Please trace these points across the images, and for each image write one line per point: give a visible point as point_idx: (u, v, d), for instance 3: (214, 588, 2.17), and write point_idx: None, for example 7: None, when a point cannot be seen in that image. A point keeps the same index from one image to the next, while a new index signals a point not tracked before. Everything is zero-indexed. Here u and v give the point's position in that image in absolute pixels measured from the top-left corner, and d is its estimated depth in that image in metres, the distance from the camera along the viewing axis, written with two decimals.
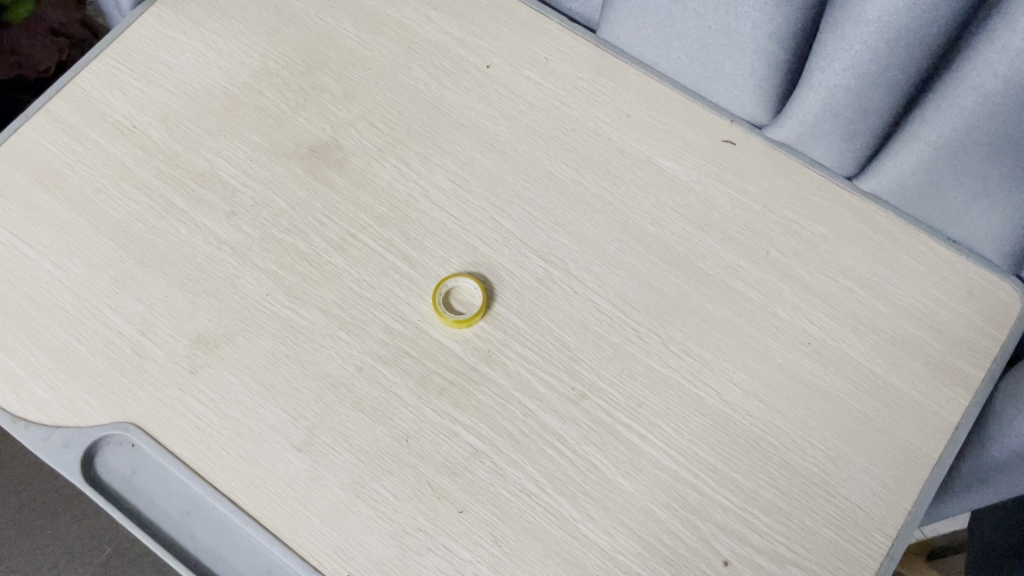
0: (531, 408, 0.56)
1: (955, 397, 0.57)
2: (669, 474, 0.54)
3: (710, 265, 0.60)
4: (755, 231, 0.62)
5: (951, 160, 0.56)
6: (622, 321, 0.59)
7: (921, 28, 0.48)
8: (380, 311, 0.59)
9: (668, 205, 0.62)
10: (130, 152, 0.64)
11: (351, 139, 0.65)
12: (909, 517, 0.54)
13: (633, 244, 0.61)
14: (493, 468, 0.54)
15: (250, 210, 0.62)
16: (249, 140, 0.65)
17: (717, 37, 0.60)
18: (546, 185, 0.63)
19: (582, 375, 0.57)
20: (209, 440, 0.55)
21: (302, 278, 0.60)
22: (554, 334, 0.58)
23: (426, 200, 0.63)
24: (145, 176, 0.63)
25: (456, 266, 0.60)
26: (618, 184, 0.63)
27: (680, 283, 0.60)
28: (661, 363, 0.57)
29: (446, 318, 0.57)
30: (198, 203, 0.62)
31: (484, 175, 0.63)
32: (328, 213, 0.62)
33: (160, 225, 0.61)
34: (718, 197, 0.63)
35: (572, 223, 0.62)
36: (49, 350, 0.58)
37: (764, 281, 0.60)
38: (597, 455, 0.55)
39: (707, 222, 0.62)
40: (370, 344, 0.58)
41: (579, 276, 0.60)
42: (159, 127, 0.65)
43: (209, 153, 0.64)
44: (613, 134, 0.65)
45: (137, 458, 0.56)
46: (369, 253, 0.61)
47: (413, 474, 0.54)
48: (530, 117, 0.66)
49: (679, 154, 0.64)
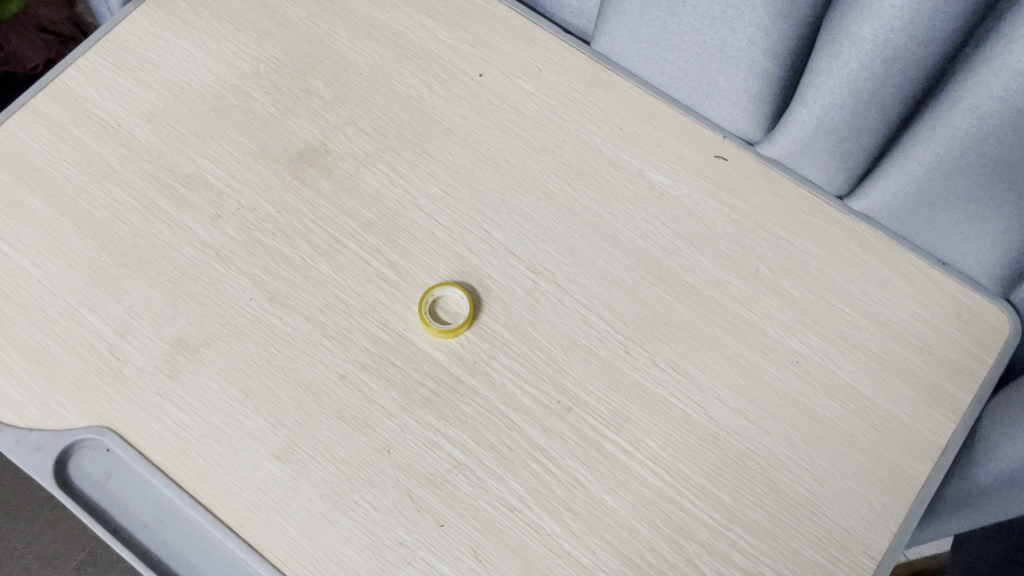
0: (517, 422, 0.55)
1: (942, 419, 0.56)
2: (653, 490, 0.54)
3: (700, 280, 0.60)
4: (745, 248, 0.61)
5: (944, 181, 0.55)
6: (610, 335, 0.58)
7: (917, 48, 0.47)
8: (365, 319, 0.58)
9: (659, 219, 0.62)
10: (114, 151, 0.63)
11: (340, 143, 0.64)
12: (895, 539, 0.53)
13: (623, 258, 0.60)
14: (476, 481, 0.54)
15: (235, 214, 0.61)
16: (237, 142, 0.64)
17: (712, 51, 0.59)
18: (536, 195, 0.62)
19: (568, 389, 0.56)
20: (186, 447, 0.54)
21: (286, 284, 0.59)
22: (541, 346, 0.58)
23: (415, 207, 0.62)
24: (129, 176, 0.62)
25: (443, 275, 0.60)
26: (608, 196, 0.63)
27: (669, 298, 0.59)
28: (649, 378, 0.57)
29: (432, 327, 0.56)
30: (182, 204, 0.61)
31: (474, 184, 0.63)
32: (314, 218, 0.61)
33: (143, 226, 0.60)
34: (708, 212, 0.62)
35: (562, 234, 0.61)
36: (25, 350, 0.57)
37: (754, 298, 0.59)
38: (581, 471, 0.54)
39: (697, 237, 0.61)
40: (354, 352, 0.57)
41: (567, 289, 0.59)
42: (145, 127, 0.64)
43: (197, 155, 0.63)
44: (605, 147, 0.64)
45: (111, 463, 0.55)
46: (355, 260, 0.60)
47: (394, 485, 0.53)
48: (522, 127, 0.65)
49: (670, 168, 0.64)
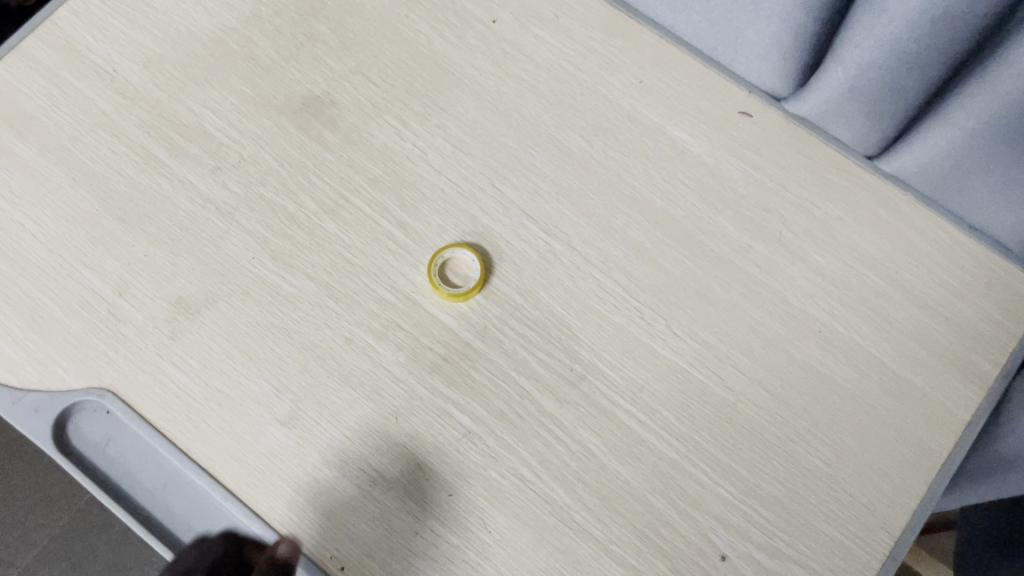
0: (528, 390, 0.54)
1: (969, 394, 0.54)
2: (668, 463, 0.52)
3: (721, 244, 0.57)
4: (768, 210, 0.58)
5: (984, 147, 0.52)
6: (625, 301, 0.56)
7: (968, 7, 0.43)
8: (372, 280, 0.56)
9: (680, 177, 0.59)
10: (109, 98, 0.60)
11: (345, 93, 0.61)
12: (915, 516, 0.51)
13: (640, 219, 0.58)
14: (486, 450, 0.52)
15: (236, 168, 0.58)
16: (237, 91, 0.61)
17: (742, 5, 0.54)
18: (551, 152, 0.59)
19: (582, 356, 0.55)
20: (188, 411, 0.53)
21: (290, 242, 0.56)
22: (554, 312, 0.55)
23: (423, 162, 0.59)
24: (125, 125, 0.59)
25: (453, 235, 0.57)
26: (626, 153, 0.59)
27: (688, 262, 0.57)
28: (665, 346, 0.55)
29: (441, 290, 0.54)
30: (180, 156, 0.59)
31: (486, 139, 0.60)
32: (319, 172, 0.59)
33: (140, 179, 0.58)
34: (732, 172, 0.59)
35: (577, 194, 0.58)
36: (21, 308, 0.55)
37: (776, 264, 0.57)
38: (594, 441, 0.53)
39: (718, 197, 0.58)
40: (360, 315, 0.55)
41: (582, 251, 0.57)
42: (141, 73, 0.61)
43: (195, 104, 0.60)
44: (623, 101, 0.61)
45: (111, 426, 0.53)
46: (361, 218, 0.57)
47: (402, 453, 0.52)
48: (537, 78, 0.61)
49: (692, 125, 0.60)
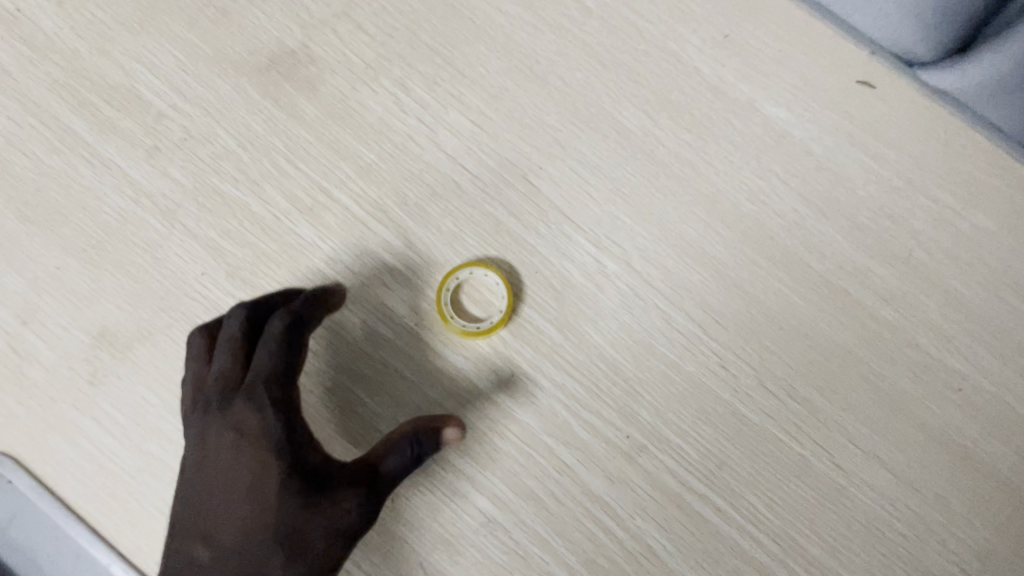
0: (570, 465, 0.41)
1: None
2: (750, 565, 0.41)
3: (831, 265, 0.42)
4: (895, 220, 0.42)
5: None
6: (701, 344, 0.42)
7: None
8: (362, 311, 0.42)
9: (776, 171, 0.43)
10: (11, 49, 0.45)
11: (326, 45, 0.44)
12: None
13: (724, 230, 0.43)
14: (512, 546, 0.40)
15: (178, 149, 0.43)
16: (176, 37, 0.45)
17: None
18: (605, 133, 0.43)
19: (641, 419, 0.41)
20: (116, 485, 0.40)
21: (253, 255, 0.42)
22: (606, 359, 0.41)
23: (431, 144, 0.43)
24: (31, 86, 0.44)
25: (471, 250, 0.42)
26: (703, 137, 0.43)
27: (787, 290, 0.42)
28: (752, 408, 0.41)
29: (453, 326, 0.41)
30: (103, 130, 0.44)
31: (513, 113, 0.44)
32: (291, 156, 0.43)
33: (53, 162, 0.43)
34: (846, 165, 0.43)
35: (639, 192, 0.43)
36: None
37: (905, 296, 0.42)
38: (655, 536, 0.40)
39: (827, 202, 0.43)
40: (348, 359, 0.41)
41: (644, 273, 0.42)
42: (51, 11, 0.45)
43: (121, 57, 0.45)
44: (700, 61, 0.44)
45: (13, 499, 0.41)
46: (348, 222, 0.43)
47: (402, 548, 0.40)
48: (587, 28, 0.44)
49: (794, 99, 0.43)
